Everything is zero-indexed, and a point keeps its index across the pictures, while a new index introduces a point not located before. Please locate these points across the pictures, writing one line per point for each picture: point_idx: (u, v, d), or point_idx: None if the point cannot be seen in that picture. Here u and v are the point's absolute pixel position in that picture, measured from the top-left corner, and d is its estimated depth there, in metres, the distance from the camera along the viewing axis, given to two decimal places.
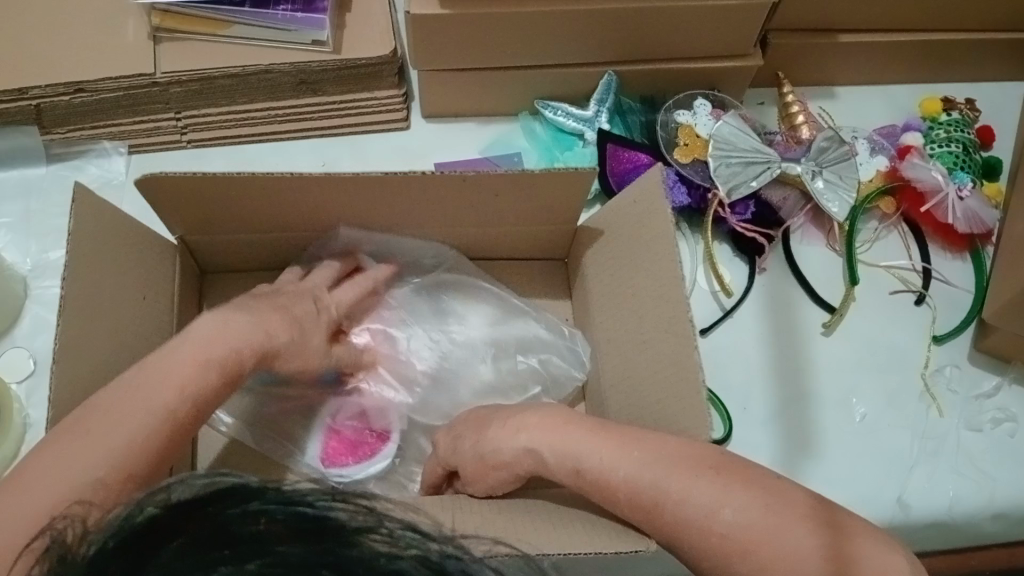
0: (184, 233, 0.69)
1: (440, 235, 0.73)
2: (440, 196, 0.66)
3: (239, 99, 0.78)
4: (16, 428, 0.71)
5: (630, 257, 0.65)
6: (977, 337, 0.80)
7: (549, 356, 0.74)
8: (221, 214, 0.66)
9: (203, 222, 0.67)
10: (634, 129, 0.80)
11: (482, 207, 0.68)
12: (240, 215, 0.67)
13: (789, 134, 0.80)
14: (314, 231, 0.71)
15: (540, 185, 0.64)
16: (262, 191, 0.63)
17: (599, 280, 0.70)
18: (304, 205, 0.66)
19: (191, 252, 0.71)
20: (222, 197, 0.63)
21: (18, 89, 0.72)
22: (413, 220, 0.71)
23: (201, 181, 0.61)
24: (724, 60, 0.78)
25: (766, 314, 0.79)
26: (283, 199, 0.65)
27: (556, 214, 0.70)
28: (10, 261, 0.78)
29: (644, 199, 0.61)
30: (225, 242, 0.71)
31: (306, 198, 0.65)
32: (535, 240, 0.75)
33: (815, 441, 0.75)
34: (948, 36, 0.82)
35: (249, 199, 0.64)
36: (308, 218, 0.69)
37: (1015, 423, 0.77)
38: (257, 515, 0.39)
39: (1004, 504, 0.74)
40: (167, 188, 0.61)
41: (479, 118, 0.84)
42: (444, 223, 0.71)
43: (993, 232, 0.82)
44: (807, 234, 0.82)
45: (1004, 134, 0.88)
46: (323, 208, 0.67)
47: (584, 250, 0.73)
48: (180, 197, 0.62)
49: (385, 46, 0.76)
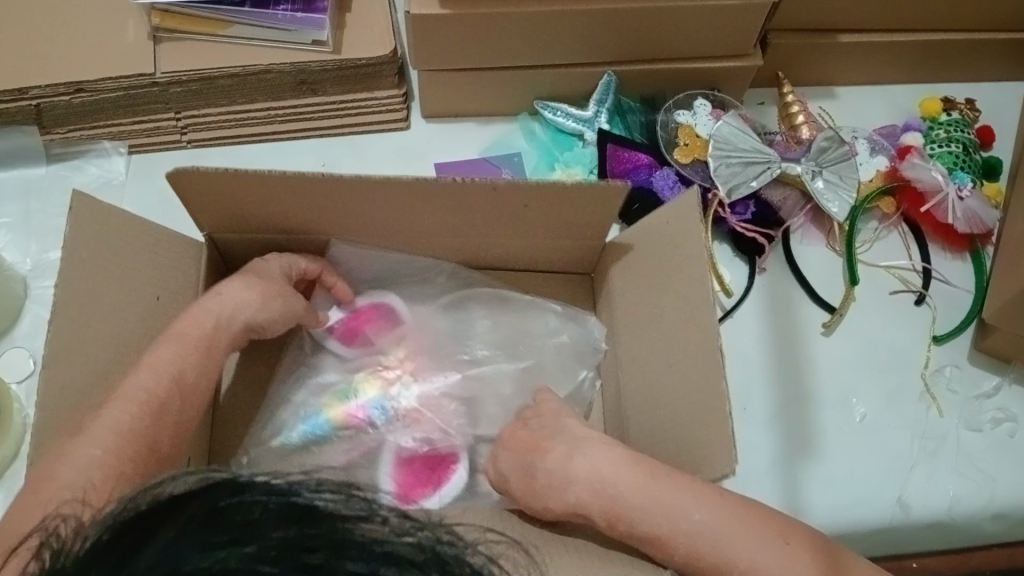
0: (208, 232, 0.68)
1: (457, 247, 0.72)
2: (463, 206, 0.65)
3: (239, 99, 0.78)
4: (16, 428, 0.71)
5: (657, 276, 0.64)
6: (976, 337, 0.80)
7: (578, 345, 0.74)
8: (238, 215, 0.65)
9: (216, 222, 0.67)
10: (634, 129, 0.81)
11: (504, 222, 0.67)
12: (256, 217, 0.66)
13: (789, 134, 0.80)
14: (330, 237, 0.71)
15: (570, 198, 0.63)
16: (281, 194, 0.63)
17: (626, 300, 0.69)
18: (327, 212, 0.66)
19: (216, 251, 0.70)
20: (239, 197, 0.63)
21: (18, 89, 0.72)
22: (435, 233, 0.70)
23: (224, 178, 0.60)
24: (723, 60, 0.78)
25: (767, 314, 0.79)
26: (303, 203, 0.64)
27: (575, 229, 0.69)
28: (10, 261, 0.78)
29: (679, 220, 0.61)
30: (247, 242, 0.70)
31: (326, 204, 0.65)
32: (556, 254, 0.73)
33: (815, 441, 0.75)
34: (948, 36, 0.82)
35: (268, 201, 0.64)
36: (323, 224, 0.68)
37: (1015, 423, 0.77)
38: (249, 506, 0.38)
39: (1003, 504, 0.74)
40: (189, 185, 0.60)
41: (480, 118, 0.84)
42: (462, 234, 0.70)
43: (993, 232, 0.82)
44: (807, 234, 0.82)
45: (1004, 134, 0.88)
46: (340, 215, 0.66)
47: (612, 268, 0.71)
48: (203, 194, 0.62)
49: (385, 46, 0.76)
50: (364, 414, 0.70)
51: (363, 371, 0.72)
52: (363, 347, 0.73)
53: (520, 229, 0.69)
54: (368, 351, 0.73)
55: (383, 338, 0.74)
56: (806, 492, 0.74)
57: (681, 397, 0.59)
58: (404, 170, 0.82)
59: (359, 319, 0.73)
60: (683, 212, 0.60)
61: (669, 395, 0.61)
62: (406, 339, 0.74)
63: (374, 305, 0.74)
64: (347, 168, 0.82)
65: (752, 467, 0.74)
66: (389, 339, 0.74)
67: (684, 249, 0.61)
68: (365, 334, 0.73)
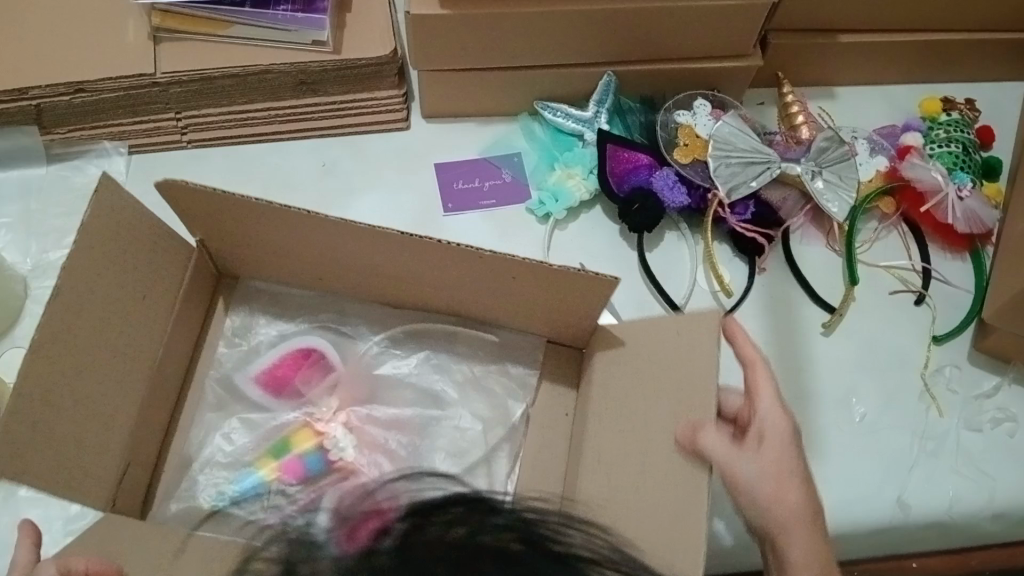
0: (202, 241, 0.69)
1: (441, 300, 0.72)
2: (449, 261, 0.64)
3: (239, 100, 0.78)
4: None
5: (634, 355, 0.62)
6: (977, 337, 0.80)
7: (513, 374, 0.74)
8: (230, 229, 0.66)
9: (219, 231, 0.67)
10: (634, 129, 0.80)
11: (497, 286, 0.66)
12: (248, 235, 0.67)
13: (789, 135, 0.79)
14: (318, 269, 0.71)
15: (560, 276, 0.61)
16: (266, 219, 0.63)
17: (606, 373, 0.67)
18: (316, 241, 0.65)
19: (209, 256, 0.72)
20: (233, 215, 0.63)
21: (18, 89, 0.72)
22: (422, 287, 0.70)
23: (215, 197, 0.60)
24: (724, 60, 0.78)
25: (766, 313, 0.79)
26: (287, 230, 0.64)
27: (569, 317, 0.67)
28: (10, 261, 0.78)
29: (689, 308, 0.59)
30: (241, 256, 0.71)
31: (312, 236, 0.64)
32: (543, 322, 0.70)
33: (815, 441, 0.75)
34: (948, 36, 0.82)
35: (255, 223, 0.64)
36: (311, 255, 0.68)
37: (1015, 423, 0.77)
38: None
39: (1003, 503, 0.74)
40: (183, 194, 0.61)
41: (480, 119, 0.84)
42: (445, 287, 0.70)
43: (993, 232, 0.82)
44: (807, 234, 0.82)
45: (1004, 134, 0.88)
46: (326, 249, 0.66)
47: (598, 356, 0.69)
48: (194, 208, 0.63)
49: (385, 46, 0.76)
50: (298, 468, 0.69)
51: (292, 425, 0.72)
52: (292, 398, 0.73)
53: (499, 291, 0.68)
54: (298, 403, 0.73)
55: (316, 388, 0.73)
56: None
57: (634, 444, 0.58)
58: (404, 170, 0.82)
59: (288, 366, 0.73)
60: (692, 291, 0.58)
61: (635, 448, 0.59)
62: (339, 387, 0.74)
63: (304, 354, 0.74)
64: (347, 169, 0.82)
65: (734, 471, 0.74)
66: (321, 388, 0.74)
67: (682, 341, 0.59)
68: (294, 385, 0.73)
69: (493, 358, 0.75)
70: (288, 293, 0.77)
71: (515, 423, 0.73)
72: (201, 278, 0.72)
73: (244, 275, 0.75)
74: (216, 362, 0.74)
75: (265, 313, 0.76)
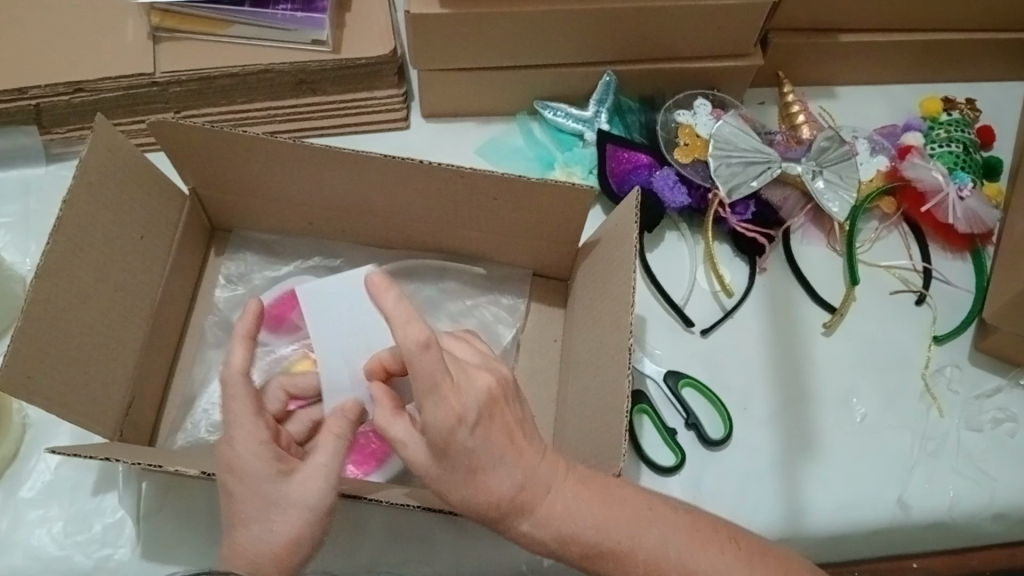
0: (193, 187, 0.72)
1: (425, 236, 0.76)
2: (388, 180, 0.67)
3: (239, 99, 0.78)
4: (16, 428, 0.69)
5: (613, 270, 0.63)
6: (976, 337, 0.79)
7: (489, 318, 0.76)
8: (224, 181, 0.71)
9: (214, 177, 0.71)
10: (634, 129, 0.80)
11: (477, 214, 0.70)
12: (243, 186, 0.72)
13: (789, 134, 0.80)
14: (306, 212, 0.75)
15: (539, 194, 0.64)
16: (236, 147, 0.65)
17: (584, 304, 0.70)
18: (311, 204, 0.73)
19: (201, 208, 0.75)
20: (201, 146, 0.66)
21: (18, 89, 0.72)
22: (391, 219, 0.73)
23: (186, 128, 0.63)
24: (724, 60, 0.78)
25: (766, 312, 0.79)
26: (267, 191, 0.72)
27: (556, 230, 0.69)
28: (10, 261, 0.76)
29: (606, 248, 0.66)
30: (232, 204, 0.75)
31: (291, 198, 0.73)
32: (523, 251, 0.74)
33: (815, 442, 0.75)
34: (948, 36, 0.82)
35: (224, 154, 0.67)
36: (291, 211, 0.75)
37: (1015, 423, 0.77)
38: None
39: (1005, 504, 0.74)
40: (171, 135, 0.64)
41: (480, 118, 0.84)
42: (391, 211, 0.72)
43: (993, 232, 0.81)
44: (807, 234, 0.82)
45: (1005, 133, 0.87)
46: (311, 208, 0.74)
47: (580, 271, 0.72)
48: (187, 150, 0.67)
49: (385, 45, 0.76)
50: None
51: (293, 357, 0.75)
52: (291, 332, 0.75)
53: (470, 219, 0.71)
54: (296, 335, 0.75)
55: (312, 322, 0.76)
56: (804, 492, 0.73)
57: (612, 388, 0.58)
58: None
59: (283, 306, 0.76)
60: (625, 213, 0.62)
61: (598, 389, 0.61)
62: None
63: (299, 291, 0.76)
64: None
65: (746, 373, 0.77)
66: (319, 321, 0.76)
67: (625, 255, 0.61)
68: (292, 320, 0.75)
69: (483, 289, 0.78)
70: (271, 236, 0.79)
71: (506, 347, 0.75)
72: (195, 224, 0.75)
73: (235, 226, 0.78)
74: (213, 306, 0.76)
75: (258, 258, 0.79)
